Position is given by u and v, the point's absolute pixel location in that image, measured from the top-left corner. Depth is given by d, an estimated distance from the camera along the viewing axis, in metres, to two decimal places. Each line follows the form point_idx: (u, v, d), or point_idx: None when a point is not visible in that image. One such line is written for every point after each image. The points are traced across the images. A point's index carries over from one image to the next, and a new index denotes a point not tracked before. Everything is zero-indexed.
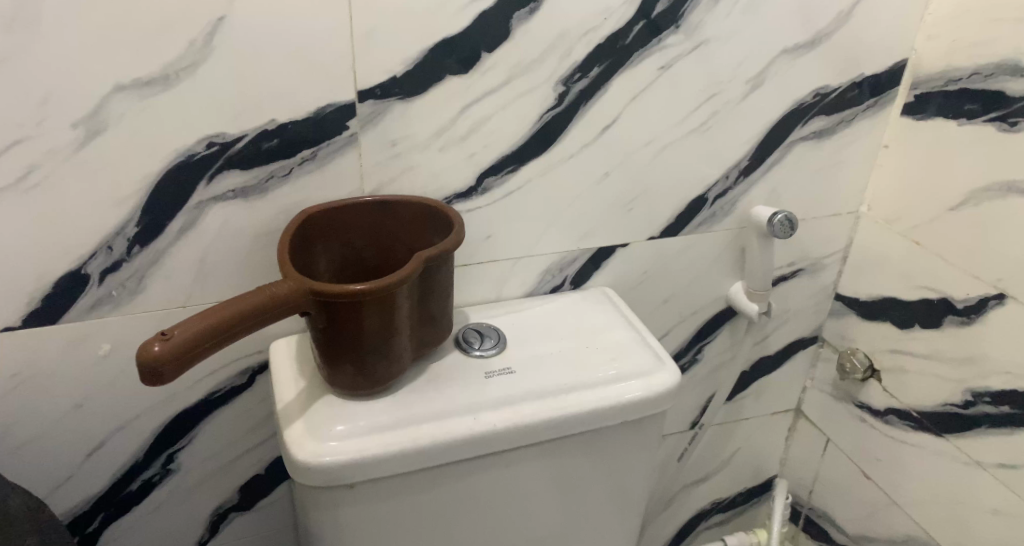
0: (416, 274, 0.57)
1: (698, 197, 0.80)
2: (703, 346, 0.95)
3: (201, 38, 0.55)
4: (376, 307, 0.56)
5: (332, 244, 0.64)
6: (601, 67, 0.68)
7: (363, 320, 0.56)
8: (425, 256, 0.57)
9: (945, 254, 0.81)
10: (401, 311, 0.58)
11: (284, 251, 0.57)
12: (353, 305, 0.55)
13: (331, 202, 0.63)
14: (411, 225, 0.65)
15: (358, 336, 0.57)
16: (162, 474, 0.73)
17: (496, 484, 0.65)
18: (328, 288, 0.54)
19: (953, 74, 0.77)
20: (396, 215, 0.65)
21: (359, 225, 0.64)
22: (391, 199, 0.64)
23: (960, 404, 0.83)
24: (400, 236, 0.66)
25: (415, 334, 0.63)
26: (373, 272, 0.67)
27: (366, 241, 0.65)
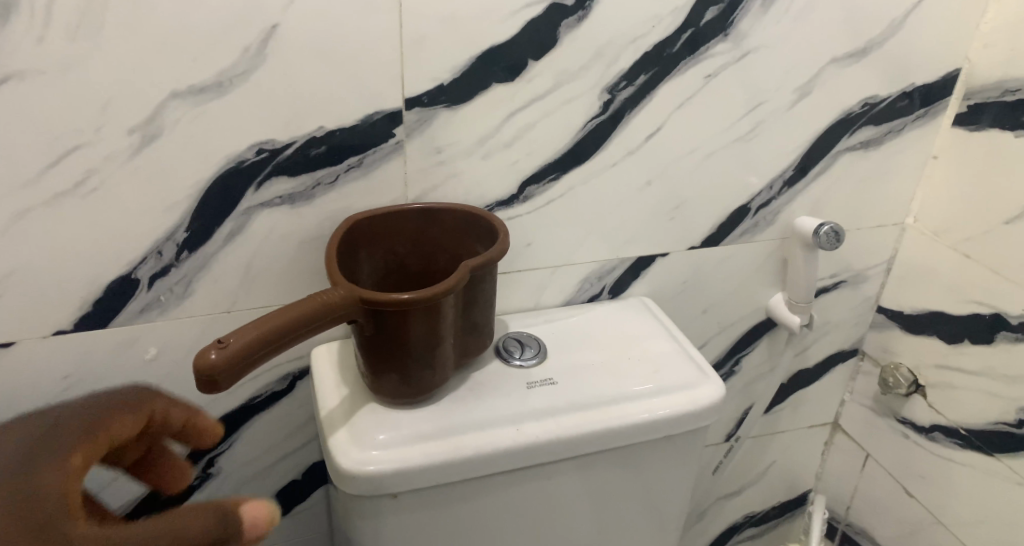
0: (463, 282, 0.56)
1: (741, 206, 0.79)
2: (742, 358, 0.94)
3: (255, 46, 0.55)
4: (424, 316, 0.56)
5: (376, 250, 0.64)
6: (647, 75, 0.67)
7: (411, 329, 0.56)
8: (473, 264, 0.57)
9: (999, 269, 0.80)
10: (448, 319, 0.58)
11: (332, 258, 0.57)
12: (402, 313, 0.55)
13: (375, 209, 0.63)
14: (455, 232, 0.65)
15: (405, 344, 0.57)
16: (202, 478, 0.74)
17: (536, 496, 0.65)
18: (378, 296, 0.54)
19: (1010, 84, 0.75)
20: (440, 222, 0.64)
21: (403, 232, 0.64)
22: (435, 206, 0.63)
23: (1013, 423, 0.82)
24: (442, 244, 0.65)
25: (459, 343, 0.62)
26: (416, 279, 0.66)
27: (409, 248, 0.65)
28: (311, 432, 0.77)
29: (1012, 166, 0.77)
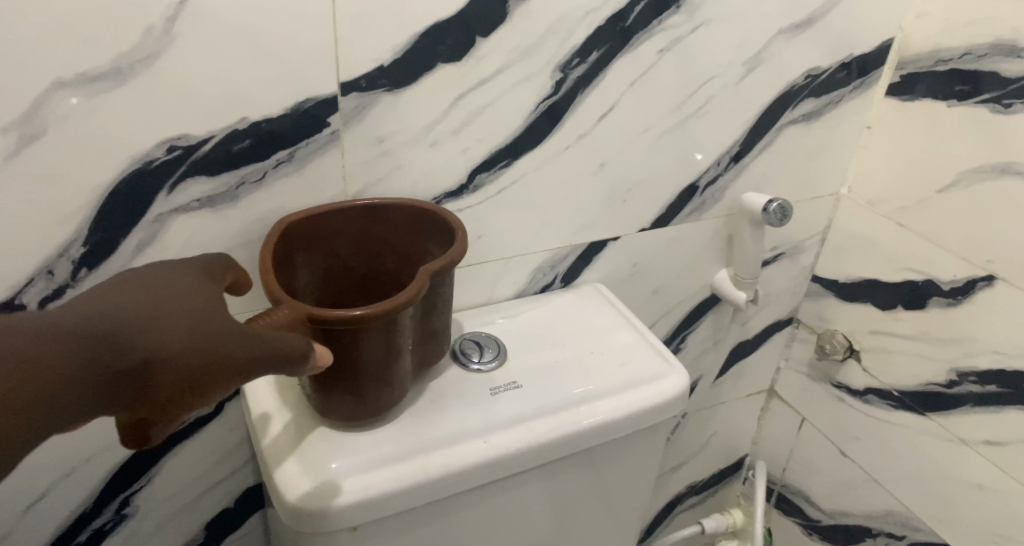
0: (423, 290, 0.51)
1: (691, 185, 0.77)
2: (687, 336, 0.93)
3: (161, 25, 0.47)
4: (381, 331, 0.50)
5: (314, 254, 0.57)
6: (600, 51, 0.62)
7: (367, 347, 0.50)
8: (432, 269, 0.52)
9: (933, 237, 0.81)
10: (406, 332, 0.52)
11: (269, 269, 0.50)
12: (359, 330, 0.49)
13: (310, 209, 0.56)
14: (403, 231, 0.59)
15: (360, 363, 0.51)
16: (116, 520, 0.65)
17: (505, 508, 0.61)
18: (331, 314, 0.47)
19: (944, 54, 0.76)
20: (386, 220, 0.58)
21: (344, 232, 0.58)
22: (379, 202, 0.57)
23: (944, 384, 0.84)
24: (389, 243, 0.59)
25: (416, 353, 0.57)
26: (360, 283, 0.60)
27: (352, 249, 0.58)
28: (243, 455, 0.69)
29: (946, 135, 0.78)
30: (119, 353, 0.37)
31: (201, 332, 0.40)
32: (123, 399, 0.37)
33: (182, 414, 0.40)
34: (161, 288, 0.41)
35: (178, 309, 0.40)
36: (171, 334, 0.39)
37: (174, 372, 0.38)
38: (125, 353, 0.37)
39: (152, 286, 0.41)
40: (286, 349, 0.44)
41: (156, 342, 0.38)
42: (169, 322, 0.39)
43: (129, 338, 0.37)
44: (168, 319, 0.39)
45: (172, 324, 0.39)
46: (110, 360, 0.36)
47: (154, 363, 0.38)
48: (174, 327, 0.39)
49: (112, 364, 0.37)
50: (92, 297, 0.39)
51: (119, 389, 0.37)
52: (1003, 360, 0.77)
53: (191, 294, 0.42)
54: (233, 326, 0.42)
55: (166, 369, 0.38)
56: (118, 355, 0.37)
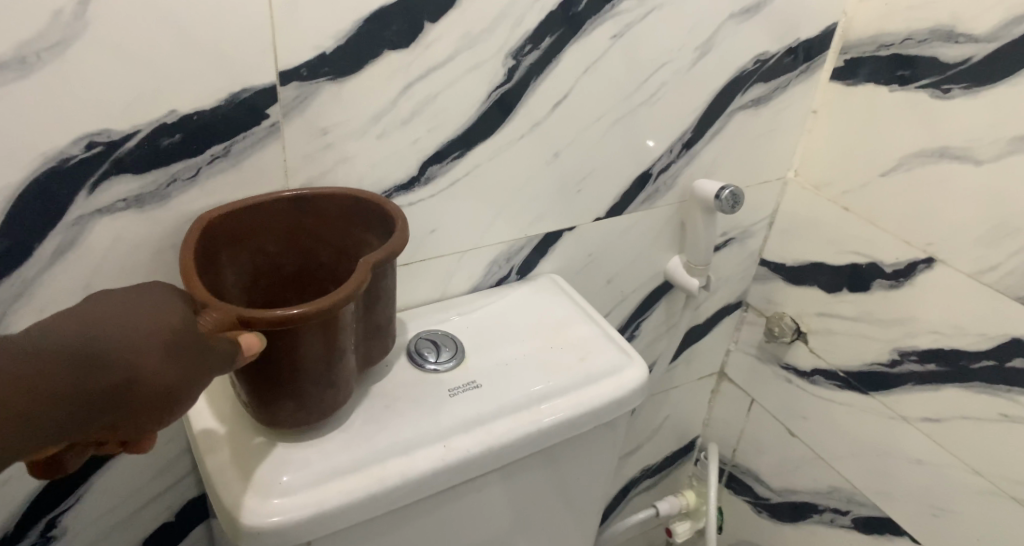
0: (364, 285, 0.48)
1: (644, 173, 0.76)
2: (640, 322, 0.92)
3: (72, 9, 0.42)
4: (320, 331, 0.47)
5: (241, 252, 0.53)
6: (553, 37, 0.60)
7: (306, 347, 0.47)
8: (373, 260, 0.49)
9: (875, 220, 0.82)
10: (349, 329, 0.50)
11: (191, 270, 0.46)
12: (296, 330, 0.46)
13: (233, 203, 0.52)
14: (336, 221, 0.55)
15: (300, 365, 0.48)
16: (42, 542, 0.60)
17: (465, 511, 0.59)
18: (265, 315, 0.44)
19: (885, 39, 0.76)
20: (317, 212, 0.55)
21: (273, 227, 0.54)
22: (309, 193, 0.54)
23: (887, 363, 0.85)
24: (322, 236, 0.56)
25: (359, 349, 0.54)
26: (293, 280, 0.57)
27: (282, 245, 0.55)
28: (183, 467, 0.65)
29: (884, 119, 0.78)
30: (100, 374, 0.35)
31: (175, 350, 0.38)
32: (98, 420, 0.36)
33: (152, 431, 0.39)
34: (138, 303, 0.39)
35: (156, 325, 0.38)
36: (149, 354, 0.37)
37: (153, 391, 0.37)
38: (102, 374, 0.35)
39: (131, 299, 0.39)
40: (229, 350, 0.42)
41: (131, 363, 0.36)
42: (146, 341, 0.37)
43: (107, 358, 0.36)
44: (146, 337, 0.37)
45: (151, 339, 0.37)
46: (91, 381, 0.35)
47: (129, 385, 0.36)
48: (152, 346, 0.37)
49: (88, 387, 0.35)
50: (70, 314, 0.37)
51: (99, 409, 0.36)
52: (943, 339, 0.79)
53: (168, 308, 0.39)
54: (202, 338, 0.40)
55: (147, 388, 0.37)
56: (94, 377, 0.35)
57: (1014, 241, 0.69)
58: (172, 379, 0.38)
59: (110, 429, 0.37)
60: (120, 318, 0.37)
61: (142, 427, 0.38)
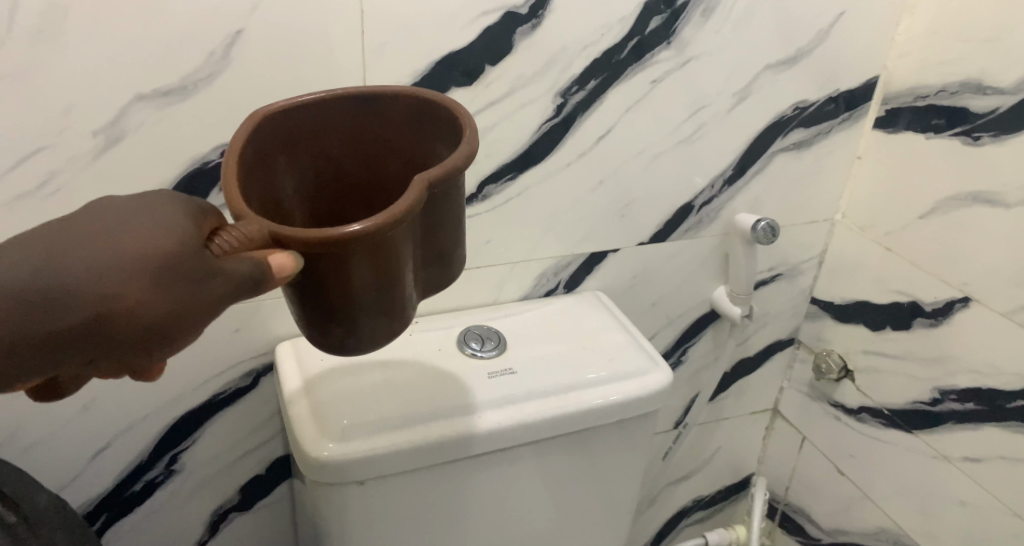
0: (416, 206, 0.45)
1: (685, 204, 0.84)
2: (688, 348, 0.99)
3: (220, 51, 0.57)
4: (369, 251, 0.44)
5: (303, 156, 0.51)
6: (597, 80, 0.71)
7: (354, 269, 0.45)
8: (430, 177, 0.46)
9: (915, 260, 0.85)
10: (403, 252, 0.47)
11: (233, 164, 0.43)
12: (344, 253, 0.44)
13: (291, 100, 0.49)
14: (403, 128, 0.53)
15: (350, 289, 0.46)
16: (165, 474, 0.75)
17: (498, 480, 0.68)
18: (306, 235, 0.42)
19: (921, 91, 0.81)
20: (382, 117, 0.52)
21: (336, 130, 0.52)
22: (372, 91, 0.51)
23: (928, 402, 0.87)
24: (387, 143, 0.53)
25: (417, 273, 0.52)
26: (358, 191, 0.54)
27: (345, 152, 0.53)
28: (274, 427, 0.78)
29: (921, 164, 0.83)
30: (72, 309, 0.35)
31: (160, 281, 0.37)
32: (83, 353, 0.37)
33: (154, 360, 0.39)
34: (129, 227, 0.37)
35: (137, 255, 0.36)
36: (120, 289, 0.36)
37: (138, 325, 0.37)
38: (75, 307, 0.35)
39: (124, 220, 0.37)
40: (252, 274, 0.39)
41: (105, 296, 0.36)
42: (120, 274, 0.36)
43: (74, 292, 0.35)
44: (126, 267, 0.36)
45: (130, 270, 0.36)
46: (60, 316, 0.35)
47: (105, 318, 0.36)
48: (131, 277, 0.36)
49: (63, 320, 0.36)
50: (57, 234, 0.36)
51: (79, 342, 0.36)
52: (981, 378, 0.80)
53: (161, 235, 0.37)
54: (202, 265, 0.38)
55: (130, 322, 0.36)
56: (68, 311, 0.35)
57: None
58: (157, 312, 0.37)
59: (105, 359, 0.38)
60: (102, 246, 0.36)
61: (136, 358, 0.38)
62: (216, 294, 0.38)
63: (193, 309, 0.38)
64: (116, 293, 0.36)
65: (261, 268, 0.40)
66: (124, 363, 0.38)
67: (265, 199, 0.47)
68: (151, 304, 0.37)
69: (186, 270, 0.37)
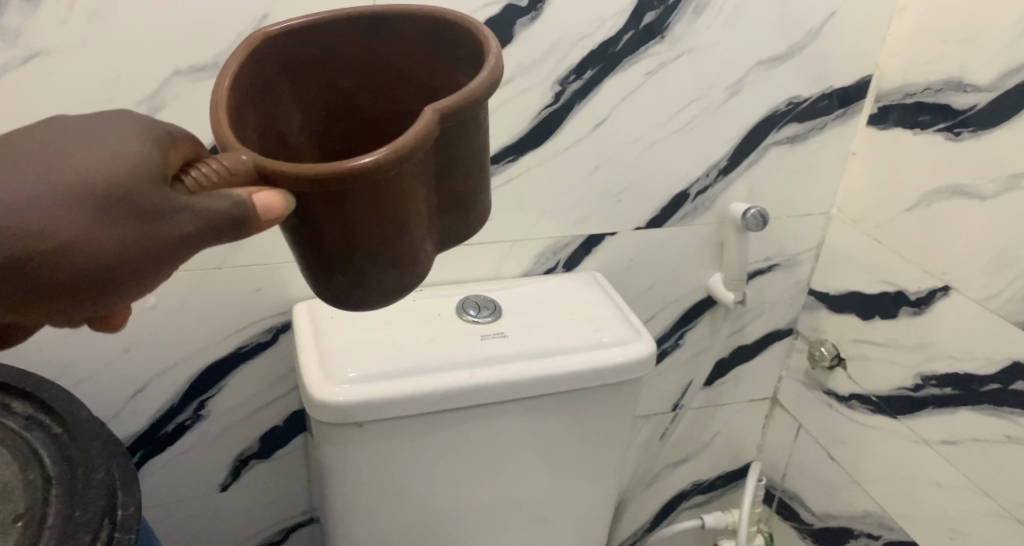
0: (426, 143, 0.39)
1: (681, 192, 0.89)
2: (685, 332, 1.04)
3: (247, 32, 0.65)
4: (370, 192, 0.39)
5: (308, 84, 0.46)
6: (593, 70, 0.77)
7: (355, 211, 0.39)
8: (443, 107, 0.40)
9: (901, 251, 0.89)
10: (412, 194, 0.42)
11: (221, 85, 0.39)
12: (342, 195, 0.38)
13: (294, 19, 0.44)
14: (422, 53, 0.46)
15: (352, 235, 0.41)
16: (193, 419, 0.83)
17: (487, 432, 0.74)
18: (295, 170, 0.36)
19: (909, 88, 0.85)
20: (397, 39, 0.46)
21: (347, 56, 0.46)
22: (385, 9, 0.45)
23: (911, 388, 0.90)
24: (404, 72, 0.47)
25: (433, 226, 0.47)
26: (372, 126, 0.49)
27: (359, 82, 0.47)
28: (290, 382, 0.85)
29: (908, 159, 0.87)
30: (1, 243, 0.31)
31: (109, 210, 0.34)
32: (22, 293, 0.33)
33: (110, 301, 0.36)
34: (72, 159, 0.34)
35: (83, 180, 0.33)
36: (60, 218, 0.32)
37: (87, 261, 0.33)
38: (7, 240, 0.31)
39: (63, 145, 0.34)
40: (229, 212, 0.35)
41: (43, 227, 0.32)
42: (66, 209, 0.33)
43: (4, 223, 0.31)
44: (66, 195, 0.33)
45: (74, 198, 0.33)
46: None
47: (46, 253, 0.32)
48: (75, 207, 0.33)
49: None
50: None
51: (15, 283, 0.33)
52: (957, 364, 0.84)
53: (111, 167, 0.34)
54: (166, 200, 0.35)
55: (75, 257, 0.33)
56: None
57: (1012, 269, 0.75)
58: (109, 244, 0.34)
59: (50, 304, 0.34)
60: (37, 173, 0.33)
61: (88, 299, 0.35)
62: (182, 232, 0.35)
63: (153, 245, 0.35)
64: (57, 222, 0.32)
65: (238, 205, 0.35)
66: (72, 307, 0.35)
67: (262, 130, 0.43)
68: (101, 235, 0.33)
69: (143, 200, 0.34)
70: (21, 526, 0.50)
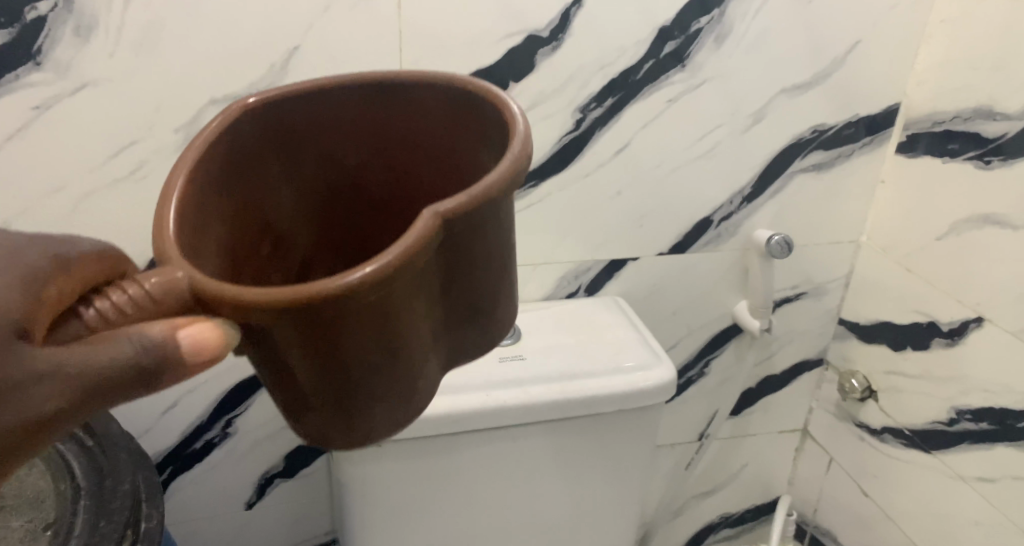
0: (417, 258, 0.27)
1: (704, 218, 0.89)
2: (711, 360, 1.03)
3: (279, 62, 0.68)
4: (344, 323, 0.27)
5: (303, 156, 0.36)
6: (614, 99, 0.78)
7: (328, 344, 0.28)
8: (450, 207, 0.28)
9: (932, 281, 0.87)
10: (407, 320, 0.30)
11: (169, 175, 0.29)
12: (305, 330, 0.27)
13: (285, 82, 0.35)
14: (445, 123, 0.36)
15: (327, 372, 0.29)
16: (222, 436, 0.85)
17: (504, 453, 0.75)
18: (227, 293, 0.25)
19: (938, 116, 0.84)
20: (414, 103, 0.36)
21: (351, 122, 0.37)
22: (395, 72, 0.35)
23: (946, 421, 0.88)
24: (418, 145, 0.37)
25: (445, 351, 0.34)
26: (383, 207, 0.39)
27: (366, 153, 0.37)
28: None
29: (938, 187, 0.85)
30: None
31: None
32: None
33: None
34: None
35: None
36: None
37: None
38: None
39: None
40: (130, 365, 0.25)
41: None
42: None
43: None
44: None
45: None
46: None
47: None
48: None
49: None
50: None
51: None
52: (992, 397, 0.81)
53: None
54: (18, 364, 0.25)
55: None
56: None
57: None
58: None
59: None
60: None
61: None
62: (53, 401, 0.25)
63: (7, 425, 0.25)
64: None
65: (148, 354, 0.25)
66: None
67: (233, 211, 0.34)
68: None
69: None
70: (50, 534, 0.52)
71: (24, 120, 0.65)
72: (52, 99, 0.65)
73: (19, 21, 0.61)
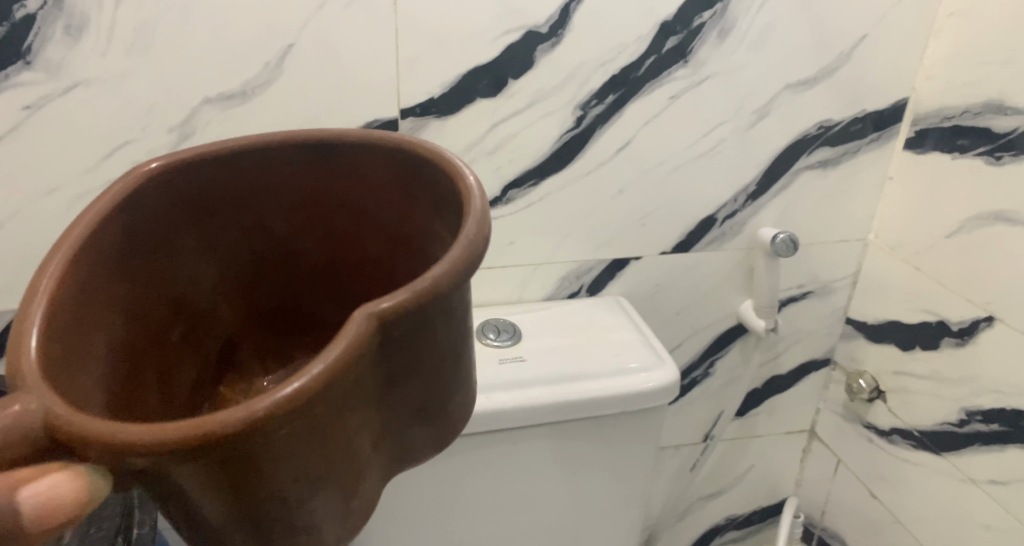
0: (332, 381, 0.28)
1: (708, 217, 0.88)
2: (716, 360, 1.01)
3: (274, 61, 0.67)
4: (260, 447, 0.28)
5: (226, 225, 0.42)
6: (615, 96, 0.77)
7: (240, 471, 0.29)
8: (378, 316, 0.30)
9: (942, 280, 0.85)
10: (330, 435, 0.31)
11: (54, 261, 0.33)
12: (214, 461, 0.28)
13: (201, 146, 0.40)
14: (376, 192, 0.42)
15: (241, 495, 0.30)
16: None
17: (504, 456, 0.73)
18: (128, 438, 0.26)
19: (947, 111, 0.82)
20: (347, 171, 0.42)
21: (279, 192, 0.42)
22: (322, 137, 0.41)
23: (956, 423, 0.86)
24: (350, 207, 0.42)
25: (381, 448, 0.35)
26: (320, 272, 0.44)
27: (294, 224, 0.43)
28: None
29: (947, 184, 0.84)
30: None
31: None
32: None
33: None
34: None
35: None
36: None
37: None
38: None
39: None
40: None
41: None
42: None
43: None
44: None
45: None
46: None
47: None
48: None
49: None
50: None
51: None
52: (1004, 398, 0.80)
53: None
54: None
55: None
56: None
57: None
58: None
59: None
60: None
61: None
62: None
63: None
64: None
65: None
66: None
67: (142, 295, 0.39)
68: None
69: None
70: None
71: (15, 120, 0.64)
72: (43, 99, 0.64)
73: (9, 20, 0.60)
